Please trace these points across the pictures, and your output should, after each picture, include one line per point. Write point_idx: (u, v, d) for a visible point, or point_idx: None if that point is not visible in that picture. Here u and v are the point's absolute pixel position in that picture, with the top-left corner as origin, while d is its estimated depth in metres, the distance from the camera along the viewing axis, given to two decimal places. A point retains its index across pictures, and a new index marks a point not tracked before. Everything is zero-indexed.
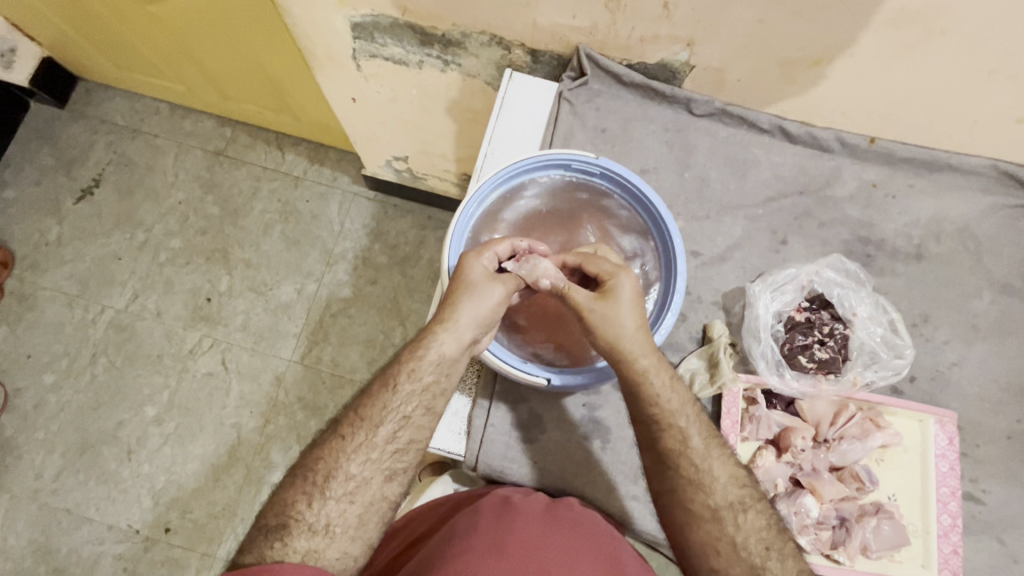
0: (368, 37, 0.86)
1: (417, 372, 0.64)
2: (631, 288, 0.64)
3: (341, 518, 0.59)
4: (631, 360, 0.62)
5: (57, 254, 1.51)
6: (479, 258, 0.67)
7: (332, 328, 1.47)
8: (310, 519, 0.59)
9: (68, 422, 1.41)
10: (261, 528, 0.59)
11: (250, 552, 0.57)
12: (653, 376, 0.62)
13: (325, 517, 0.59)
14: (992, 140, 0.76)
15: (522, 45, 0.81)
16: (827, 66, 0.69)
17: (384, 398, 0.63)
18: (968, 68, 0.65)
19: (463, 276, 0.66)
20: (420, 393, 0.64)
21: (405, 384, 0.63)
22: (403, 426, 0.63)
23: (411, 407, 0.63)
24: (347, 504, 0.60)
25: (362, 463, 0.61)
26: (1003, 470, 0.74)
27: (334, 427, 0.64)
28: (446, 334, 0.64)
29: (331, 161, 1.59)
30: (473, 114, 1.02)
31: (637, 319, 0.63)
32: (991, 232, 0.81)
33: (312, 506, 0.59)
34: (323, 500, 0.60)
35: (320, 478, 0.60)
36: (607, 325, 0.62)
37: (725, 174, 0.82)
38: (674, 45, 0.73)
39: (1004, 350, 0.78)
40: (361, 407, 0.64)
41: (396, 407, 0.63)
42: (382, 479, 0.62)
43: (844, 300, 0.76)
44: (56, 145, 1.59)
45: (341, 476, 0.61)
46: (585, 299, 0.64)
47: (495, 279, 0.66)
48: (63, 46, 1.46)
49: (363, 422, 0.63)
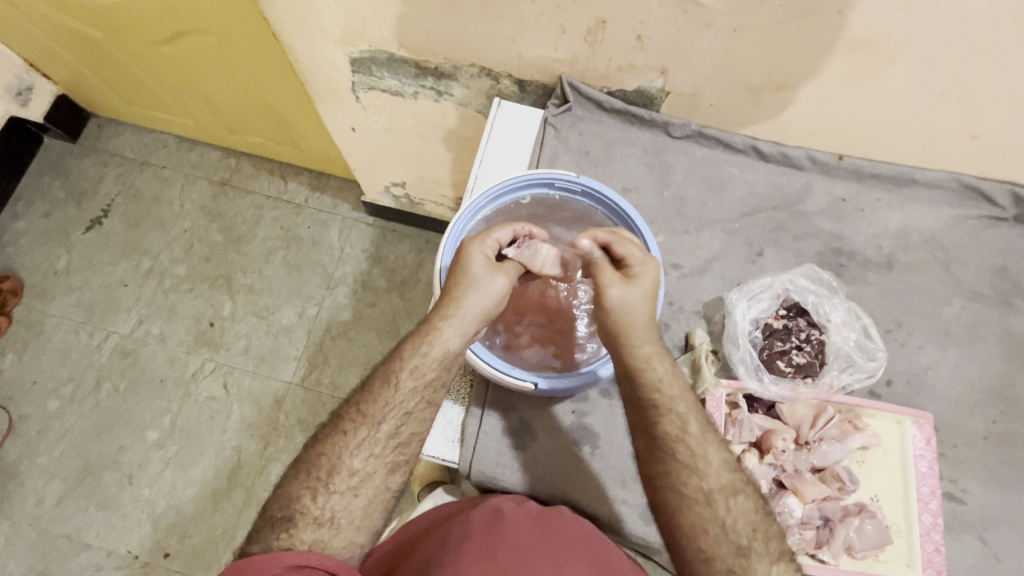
0: (366, 71, 0.93)
1: (420, 369, 0.66)
2: (650, 279, 0.67)
3: (346, 511, 0.62)
4: (637, 348, 0.66)
5: (65, 283, 1.56)
6: (482, 247, 0.69)
7: (332, 350, 1.50)
8: (315, 512, 0.61)
9: (70, 447, 1.43)
10: (267, 521, 0.62)
11: (257, 542, 0.60)
12: (656, 364, 0.66)
13: (330, 509, 0.62)
14: (951, 156, 0.81)
15: (509, 76, 0.87)
16: (790, 89, 0.75)
17: (386, 395, 0.66)
18: (920, 90, 0.71)
19: (467, 266, 0.68)
20: (422, 387, 0.66)
21: (406, 380, 0.66)
22: (404, 421, 0.66)
23: (413, 403, 0.66)
24: (351, 497, 0.63)
25: (365, 458, 0.64)
26: (982, 470, 0.77)
27: (337, 421, 0.67)
28: (448, 326, 0.66)
29: (332, 189, 1.65)
30: (466, 141, 1.08)
31: (646, 307, 0.66)
32: (957, 242, 0.85)
33: (316, 500, 0.62)
34: (328, 493, 0.62)
35: (324, 473, 0.63)
36: (622, 306, 0.65)
37: (702, 192, 0.87)
38: (649, 73, 0.79)
39: (976, 353, 0.82)
40: (362, 402, 0.66)
41: (397, 402, 0.65)
42: (385, 472, 0.65)
43: (819, 307, 0.80)
44: (67, 177, 1.66)
45: (344, 471, 0.64)
46: (609, 279, 0.66)
47: (498, 270, 0.69)
48: (78, 84, 1.54)
49: (365, 418, 0.65)
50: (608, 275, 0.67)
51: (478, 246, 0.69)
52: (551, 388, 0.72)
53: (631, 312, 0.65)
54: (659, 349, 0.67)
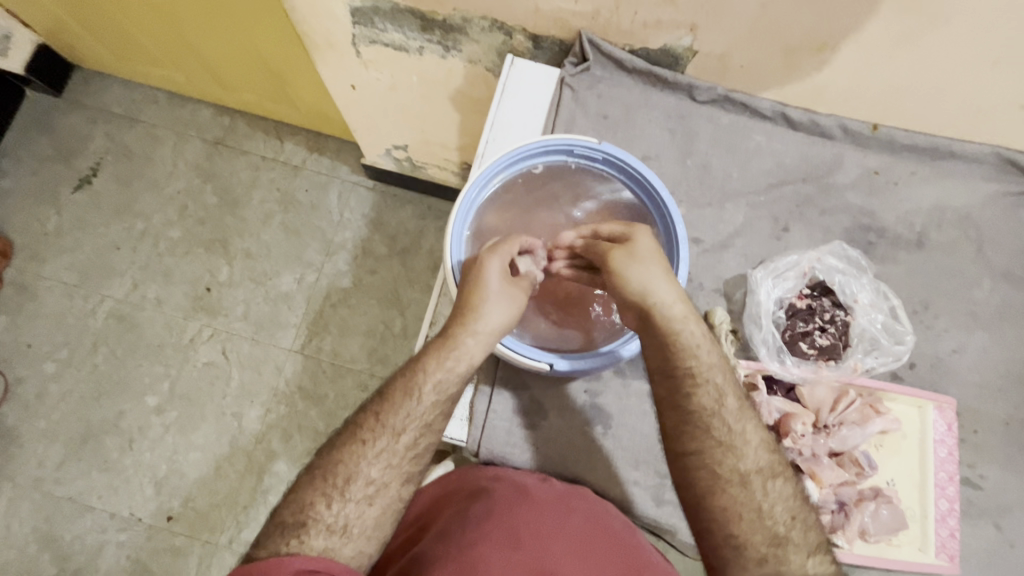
0: (368, 22, 0.85)
1: (443, 383, 0.63)
2: (649, 242, 0.66)
3: (359, 520, 0.60)
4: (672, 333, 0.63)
5: (56, 244, 1.51)
6: (494, 261, 0.67)
7: (333, 318, 1.47)
8: (328, 519, 0.58)
9: (70, 411, 1.41)
10: (276, 526, 0.58)
11: (266, 548, 0.57)
12: (682, 330, 0.63)
13: (343, 517, 0.59)
14: (995, 128, 0.76)
15: (524, 31, 0.81)
16: (830, 52, 0.69)
17: (408, 407, 0.62)
18: (971, 55, 0.65)
19: (483, 281, 0.65)
20: (444, 400, 0.64)
21: (429, 394, 0.63)
22: (424, 433, 0.63)
23: (433, 415, 0.63)
24: (365, 506, 0.60)
25: (383, 468, 0.61)
26: (1001, 456, 0.75)
27: (353, 429, 0.64)
28: (474, 342, 0.64)
29: (330, 151, 1.58)
30: (474, 102, 1.02)
31: (661, 271, 0.65)
32: (992, 220, 0.81)
33: (331, 508, 0.59)
34: (342, 501, 0.60)
35: (340, 481, 0.60)
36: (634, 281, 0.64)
37: (727, 162, 0.82)
38: (676, 30, 0.73)
39: (1004, 337, 0.79)
40: (382, 411, 0.63)
41: (419, 414, 0.63)
42: (400, 483, 0.62)
43: (845, 287, 0.77)
44: (54, 134, 1.58)
45: (360, 479, 0.61)
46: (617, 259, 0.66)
47: (510, 285, 0.67)
48: (59, 33, 1.44)
49: (385, 429, 0.62)
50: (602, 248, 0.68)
51: (494, 258, 0.67)
52: (572, 368, 0.69)
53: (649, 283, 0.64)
54: (690, 317, 0.64)
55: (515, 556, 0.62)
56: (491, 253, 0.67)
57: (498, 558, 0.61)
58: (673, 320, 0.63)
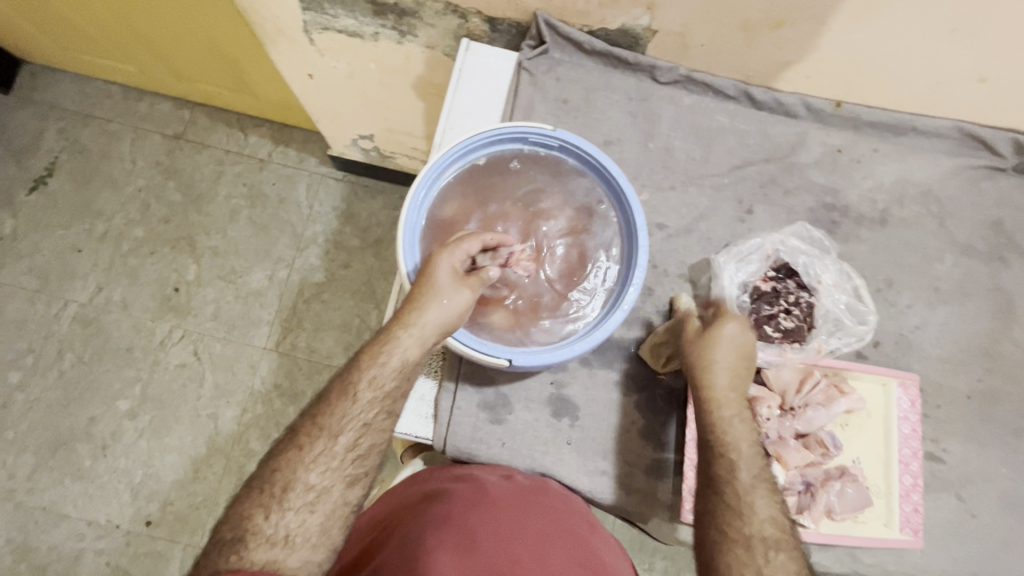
0: (317, 8, 0.82)
1: (378, 379, 0.64)
2: (739, 335, 0.67)
3: (301, 528, 0.59)
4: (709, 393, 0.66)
5: (13, 249, 1.46)
6: (449, 259, 0.65)
7: (306, 314, 1.44)
8: (268, 531, 0.58)
9: (38, 420, 1.37)
10: (215, 544, 0.58)
11: (204, 566, 0.56)
12: (726, 413, 0.65)
13: (284, 527, 0.59)
14: (956, 101, 0.75)
15: (479, 13, 0.78)
16: (789, 28, 0.67)
17: (344, 407, 0.63)
18: (929, 27, 0.63)
19: (431, 276, 0.64)
20: (380, 398, 0.64)
21: (365, 392, 0.63)
22: (364, 433, 0.63)
23: (372, 413, 0.64)
24: (307, 514, 0.60)
25: (322, 473, 0.61)
26: (963, 429, 0.76)
27: (291, 436, 0.64)
28: (408, 336, 0.64)
29: (297, 142, 1.53)
30: (436, 89, 0.99)
31: (729, 362, 0.66)
32: (954, 194, 0.81)
33: (270, 519, 0.59)
34: (282, 511, 0.59)
35: (278, 490, 0.60)
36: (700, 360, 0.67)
37: (691, 144, 0.81)
38: (633, 9, 0.70)
39: (966, 311, 0.79)
40: (318, 414, 0.63)
41: (355, 414, 0.63)
42: (343, 486, 0.62)
43: (809, 268, 0.76)
44: (4, 133, 1.51)
45: (299, 486, 0.61)
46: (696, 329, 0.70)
47: (462, 284, 0.65)
48: (0, 26, 1.37)
49: (321, 431, 0.62)
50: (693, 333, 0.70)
51: (449, 254, 0.65)
52: (529, 364, 0.67)
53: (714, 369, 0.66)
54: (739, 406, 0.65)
55: (480, 561, 0.60)
56: (447, 249, 0.65)
57: (455, 562, 0.59)
58: (720, 400, 0.65)
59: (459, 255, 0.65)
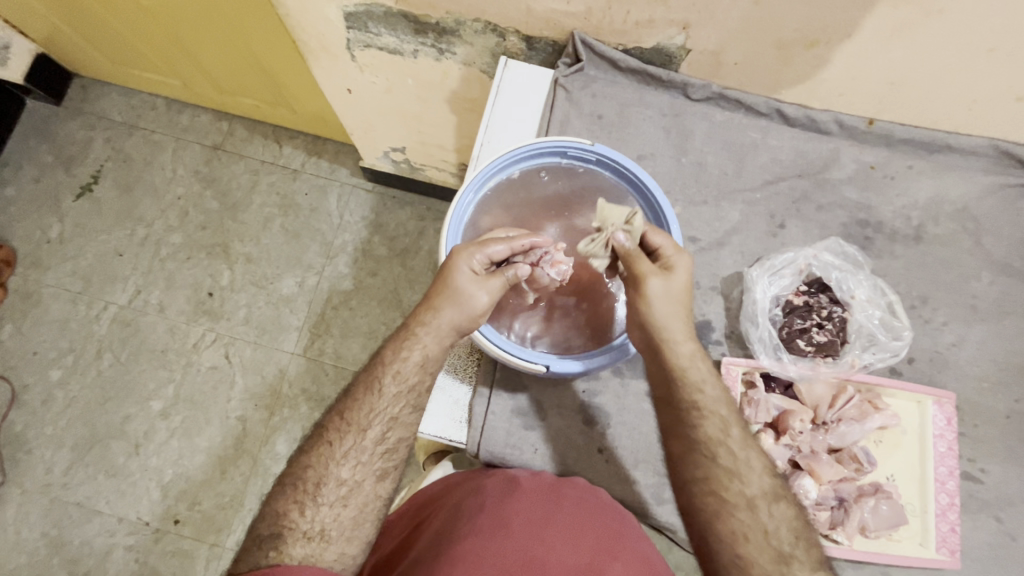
0: (362, 26, 0.85)
1: (401, 374, 0.65)
2: (685, 274, 0.65)
3: (336, 522, 0.62)
4: (671, 347, 0.64)
5: (59, 252, 1.52)
6: (470, 257, 0.64)
7: (334, 321, 1.48)
8: (304, 526, 0.61)
9: (76, 417, 1.42)
10: (254, 539, 0.61)
11: (246, 560, 0.59)
12: (693, 365, 0.64)
13: (319, 523, 0.61)
14: (992, 119, 0.75)
15: (517, 32, 0.81)
16: (823, 47, 0.68)
17: (370, 402, 0.65)
18: (966, 46, 0.64)
19: (448, 277, 0.64)
20: (406, 392, 0.65)
21: (390, 386, 0.65)
22: (390, 427, 0.65)
23: (397, 407, 0.65)
24: (340, 508, 0.62)
25: (352, 467, 0.64)
26: (1001, 449, 0.75)
27: (320, 433, 0.66)
28: (428, 334, 0.65)
29: (329, 154, 1.58)
30: (470, 103, 1.02)
31: (684, 306, 0.65)
32: (989, 212, 0.81)
33: (304, 515, 0.61)
34: (316, 506, 0.62)
35: (311, 486, 0.63)
36: (661, 303, 0.63)
37: (723, 159, 0.82)
38: (669, 28, 0.72)
39: (1003, 330, 0.79)
40: (346, 410, 0.65)
41: (381, 408, 0.65)
42: (374, 479, 0.65)
43: (842, 283, 0.78)
44: (54, 141, 1.59)
45: (331, 482, 0.63)
46: (649, 271, 0.64)
47: (481, 284, 0.64)
48: (57, 42, 1.45)
49: (349, 427, 0.64)
50: (646, 266, 0.64)
51: (470, 252, 0.64)
52: (564, 369, 0.69)
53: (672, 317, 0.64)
54: (696, 352, 0.65)
55: (505, 545, 0.63)
56: (471, 247, 0.65)
57: (490, 547, 0.62)
58: (682, 356, 0.64)
59: (482, 255, 0.65)
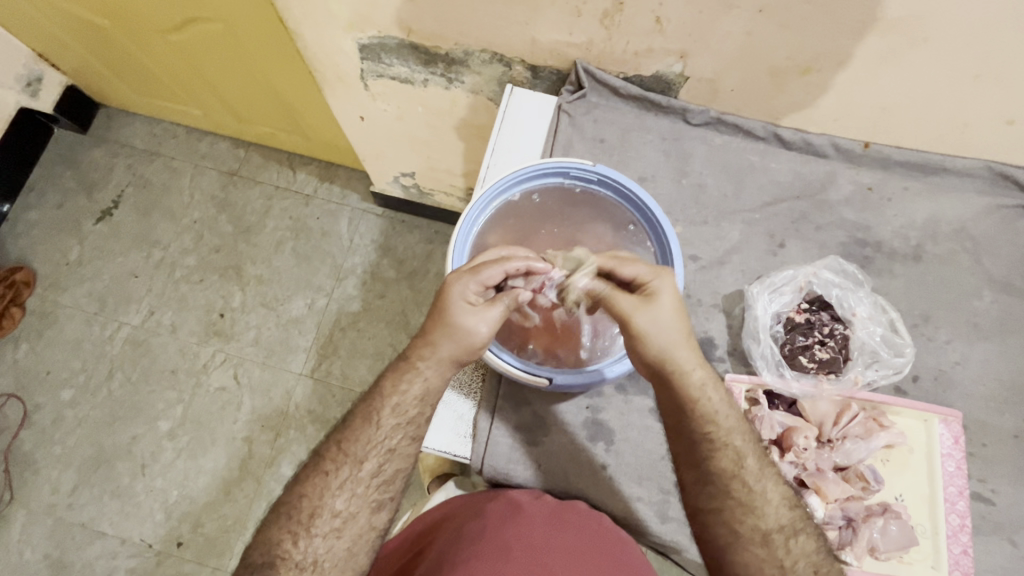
0: (375, 57, 0.90)
1: (401, 406, 0.66)
2: (670, 291, 0.64)
3: (329, 554, 0.63)
4: (680, 371, 0.64)
5: (77, 274, 1.56)
6: (464, 283, 0.64)
7: (342, 342, 1.50)
8: (297, 557, 0.62)
9: (84, 437, 1.44)
10: (246, 566, 0.62)
11: None
12: (707, 390, 0.64)
13: (312, 553, 0.62)
14: (985, 142, 0.77)
15: (522, 62, 0.85)
16: (815, 74, 0.72)
17: (368, 433, 0.66)
18: (954, 72, 0.67)
19: (445, 310, 0.65)
20: (405, 423, 0.66)
21: (388, 418, 0.66)
22: (388, 459, 0.66)
23: (396, 440, 0.66)
24: (334, 539, 0.63)
25: (348, 499, 0.64)
26: (1011, 470, 0.74)
27: (317, 461, 0.67)
28: (427, 366, 0.66)
29: (341, 179, 1.63)
30: (477, 130, 1.06)
31: (677, 322, 0.64)
32: (988, 233, 0.82)
33: (298, 545, 0.62)
34: (309, 537, 0.63)
35: (305, 516, 0.63)
36: (654, 331, 0.63)
37: (722, 181, 0.84)
38: (667, 57, 0.76)
39: (1007, 349, 0.79)
40: (343, 440, 0.66)
41: (380, 440, 0.66)
42: (369, 511, 0.65)
43: (843, 300, 0.78)
44: (78, 168, 1.65)
45: (326, 513, 0.64)
46: (630, 306, 0.64)
47: (476, 311, 0.65)
48: (86, 74, 1.53)
49: (347, 458, 0.65)
50: (625, 301, 0.64)
51: (462, 281, 0.64)
52: (570, 381, 0.71)
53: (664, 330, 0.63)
54: (703, 369, 0.65)
55: (506, 569, 0.64)
56: (464, 275, 0.64)
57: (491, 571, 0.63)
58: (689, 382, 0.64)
59: (476, 282, 0.64)
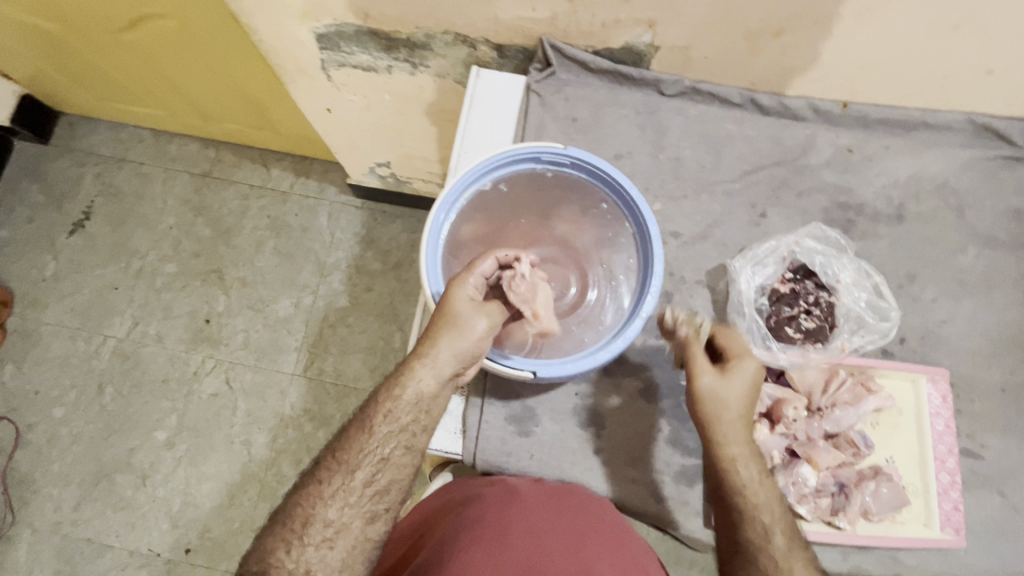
0: (334, 46, 0.86)
1: (393, 414, 0.65)
2: (751, 373, 0.65)
3: (322, 563, 0.61)
4: (721, 445, 0.64)
5: (56, 290, 1.53)
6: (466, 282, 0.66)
7: (332, 339, 1.48)
8: (289, 566, 0.61)
9: (81, 453, 1.43)
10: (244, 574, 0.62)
11: None
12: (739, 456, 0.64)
13: (305, 563, 0.61)
14: (966, 94, 0.75)
15: (487, 42, 0.81)
16: (789, 36, 0.69)
17: (361, 441, 0.64)
18: (932, 24, 0.64)
19: (448, 308, 0.64)
20: (397, 432, 0.65)
21: (381, 426, 0.65)
22: (381, 469, 0.64)
23: (389, 449, 0.65)
24: (327, 549, 0.62)
25: (340, 509, 0.63)
26: (999, 423, 0.75)
27: (314, 468, 0.66)
28: (422, 368, 0.64)
29: (317, 173, 1.59)
30: (447, 114, 1.03)
31: (743, 403, 0.64)
32: (971, 187, 0.81)
33: (290, 554, 0.61)
34: (302, 546, 0.62)
35: (298, 525, 0.63)
36: (717, 399, 0.64)
37: (701, 152, 0.82)
38: (636, 27, 0.73)
39: (993, 303, 0.78)
40: (338, 449, 0.66)
41: (372, 449, 0.64)
42: (363, 522, 0.64)
43: (827, 268, 0.77)
44: (44, 181, 1.60)
45: (319, 522, 0.63)
46: (706, 367, 0.65)
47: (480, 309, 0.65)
48: (40, 82, 1.46)
49: (340, 466, 0.64)
50: (700, 363, 0.66)
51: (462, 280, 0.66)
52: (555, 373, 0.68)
53: (719, 402, 0.64)
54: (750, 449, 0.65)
55: (504, 557, 0.64)
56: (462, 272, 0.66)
57: (489, 560, 0.63)
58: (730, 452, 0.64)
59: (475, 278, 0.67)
